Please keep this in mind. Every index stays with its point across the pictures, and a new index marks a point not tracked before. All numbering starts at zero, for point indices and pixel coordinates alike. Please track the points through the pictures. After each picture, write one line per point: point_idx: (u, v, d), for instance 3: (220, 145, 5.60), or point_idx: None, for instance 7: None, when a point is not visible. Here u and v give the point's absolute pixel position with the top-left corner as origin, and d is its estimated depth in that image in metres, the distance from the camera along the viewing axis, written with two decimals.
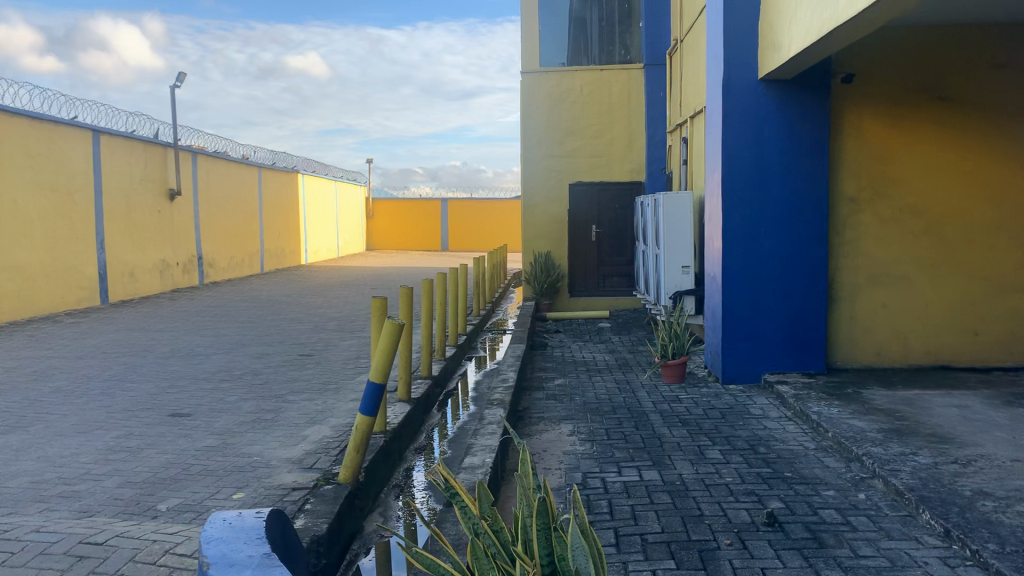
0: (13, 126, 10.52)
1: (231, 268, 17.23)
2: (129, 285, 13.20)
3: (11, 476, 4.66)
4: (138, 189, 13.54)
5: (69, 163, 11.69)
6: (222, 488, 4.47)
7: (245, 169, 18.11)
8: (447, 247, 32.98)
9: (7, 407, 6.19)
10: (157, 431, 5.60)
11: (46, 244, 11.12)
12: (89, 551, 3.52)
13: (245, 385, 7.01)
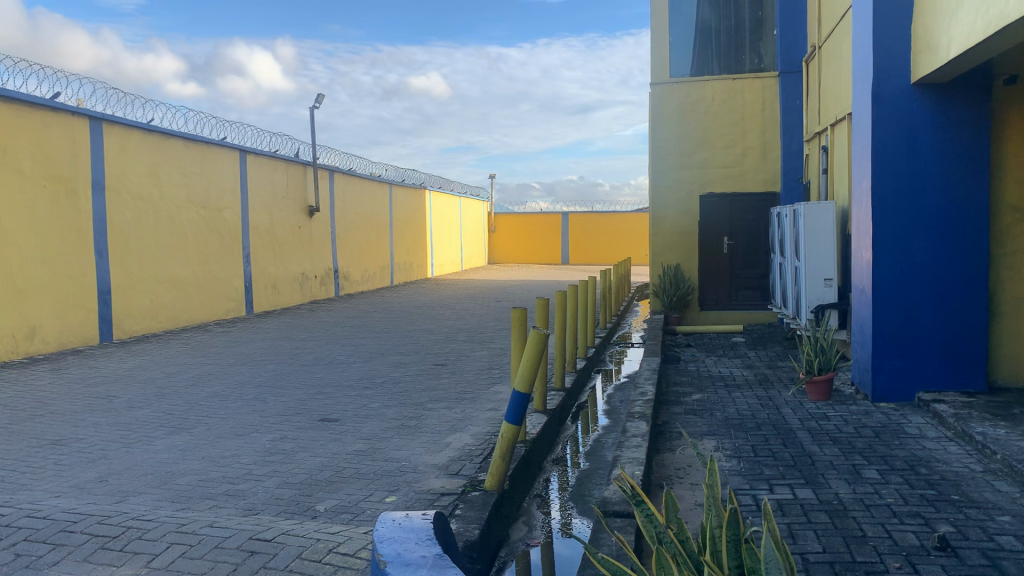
0: (170, 147, 11.26)
1: (363, 280, 17.84)
2: (271, 297, 13.88)
3: (181, 474, 4.98)
4: (280, 205, 14.23)
5: (219, 182, 12.41)
6: (374, 491, 4.62)
7: (377, 185, 18.73)
8: (568, 261, 33.03)
9: (172, 410, 6.63)
10: (309, 435, 5.85)
11: (197, 258, 11.84)
12: (259, 547, 3.71)
13: (387, 393, 7.23)
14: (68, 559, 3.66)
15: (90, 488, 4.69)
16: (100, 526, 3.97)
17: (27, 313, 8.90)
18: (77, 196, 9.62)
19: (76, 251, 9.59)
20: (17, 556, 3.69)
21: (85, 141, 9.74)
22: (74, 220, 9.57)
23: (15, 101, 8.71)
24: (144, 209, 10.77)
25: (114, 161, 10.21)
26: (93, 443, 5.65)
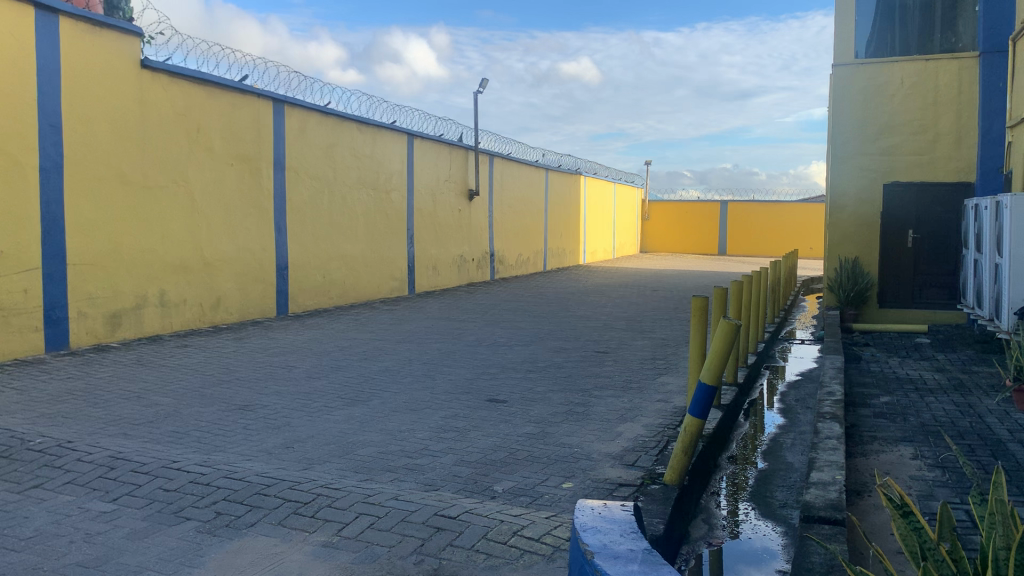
0: (345, 130, 11.66)
1: (518, 265, 17.97)
2: (432, 278, 14.19)
3: (361, 445, 5.09)
4: (443, 188, 14.49)
5: (388, 164, 12.75)
6: (551, 476, 4.53)
7: (534, 169, 18.78)
8: (724, 252, 32.08)
9: (347, 382, 6.83)
10: (479, 415, 5.86)
11: (366, 237, 12.23)
12: (445, 524, 3.70)
13: (552, 377, 7.16)
14: (264, 521, 3.79)
15: (278, 453, 4.87)
16: (291, 490, 4.09)
17: (214, 284, 9.45)
18: (260, 174, 10.11)
19: (258, 227, 10.09)
20: (217, 515, 3.86)
21: (270, 121, 10.21)
22: (256, 197, 10.06)
23: (209, 83, 9.24)
24: (320, 188, 11.20)
25: (294, 142, 10.65)
26: (278, 410, 5.89)
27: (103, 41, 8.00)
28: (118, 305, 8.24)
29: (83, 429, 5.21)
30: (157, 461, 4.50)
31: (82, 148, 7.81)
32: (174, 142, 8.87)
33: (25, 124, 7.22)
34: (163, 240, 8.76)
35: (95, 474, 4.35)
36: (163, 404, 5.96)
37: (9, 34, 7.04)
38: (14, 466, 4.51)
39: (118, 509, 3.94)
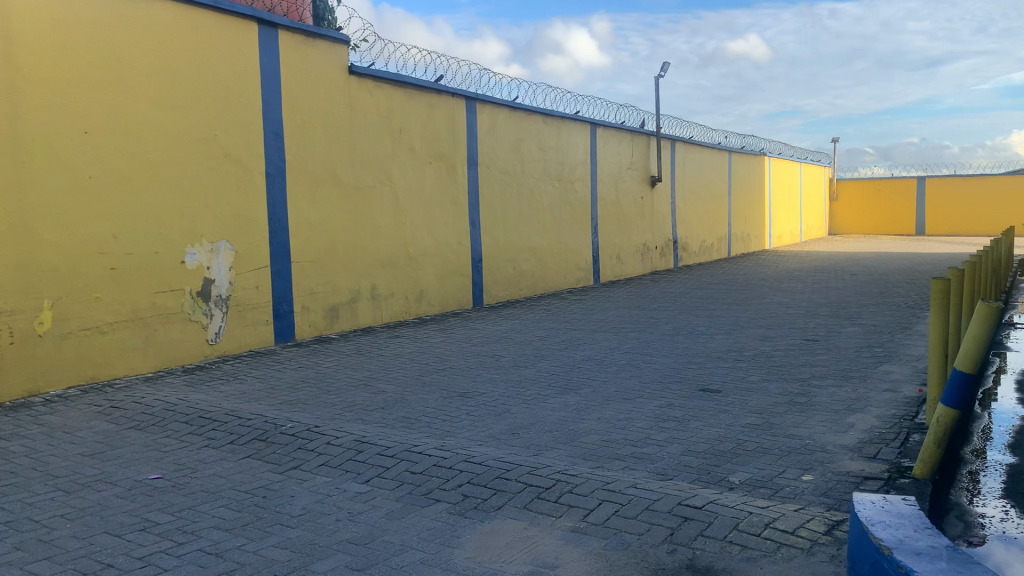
0: (531, 123, 11.82)
1: (701, 252, 17.62)
2: (616, 267, 14.16)
3: (584, 433, 5.14)
4: (625, 176, 14.39)
5: (572, 154, 12.82)
6: (788, 468, 4.39)
7: (716, 152, 18.29)
8: (922, 232, 30.04)
9: (555, 371, 6.93)
10: (696, 404, 5.77)
11: (553, 228, 12.36)
12: (692, 513, 3.66)
13: (763, 366, 6.93)
14: (510, 505, 3.91)
15: (506, 439, 5.01)
16: (532, 475, 4.18)
17: (417, 278, 9.87)
18: (455, 170, 10.44)
19: (455, 222, 10.43)
20: (465, 497, 4.02)
21: (463, 118, 10.53)
22: (453, 193, 10.40)
23: (408, 85, 9.64)
24: (509, 182, 11.43)
25: (485, 138, 10.93)
26: (496, 398, 6.05)
27: (316, 52, 8.52)
28: (335, 299, 8.80)
29: (323, 415, 5.59)
30: (399, 445, 4.74)
31: (300, 154, 8.40)
32: (380, 142, 9.31)
33: (253, 132, 7.91)
34: (372, 237, 9.24)
35: (345, 457, 4.65)
36: (388, 392, 6.28)
37: (236, 50, 7.71)
38: (273, 448, 4.90)
39: (372, 489, 4.19)
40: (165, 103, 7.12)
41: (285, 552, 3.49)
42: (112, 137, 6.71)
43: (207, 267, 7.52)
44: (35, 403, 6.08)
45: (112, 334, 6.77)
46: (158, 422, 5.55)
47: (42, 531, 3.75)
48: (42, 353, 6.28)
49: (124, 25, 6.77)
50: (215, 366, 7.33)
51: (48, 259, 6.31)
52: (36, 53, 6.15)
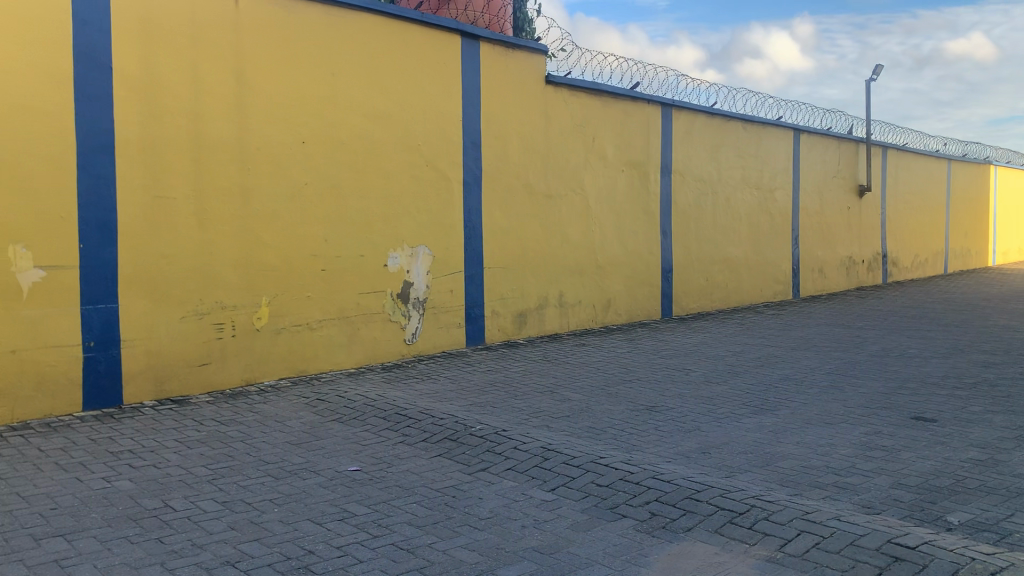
0: (729, 130, 11.46)
1: (914, 268, 16.37)
2: (817, 281, 13.42)
3: (780, 457, 4.87)
4: (829, 185, 13.63)
5: (772, 162, 12.29)
6: (1017, 512, 3.92)
7: (934, 160, 16.93)
8: None
9: (749, 389, 6.64)
10: (908, 433, 5.32)
11: (750, 239, 11.90)
12: (903, 553, 3.35)
13: (987, 396, 6.29)
14: (700, 528, 3.75)
15: (696, 457, 4.83)
16: (723, 498, 3.99)
17: (606, 286, 9.81)
18: (649, 179, 10.29)
19: (647, 231, 10.28)
20: (653, 515, 3.91)
21: (658, 125, 10.36)
22: (645, 201, 10.25)
23: (604, 93, 9.62)
24: (704, 190, 11.11)
25: (680, 145, 10.71)
26: (686, 413, 5.88)
27: (515, 61, 8.70)
28: (524, 305, 8.93)
29: (511, 419, 5.65)
30: (586, 455, 4.69)
31: (496, 162, 8.60)
32: (573, 150, 9.35)
33: (452, 141, 8.17)
34: (562, 245, 9.28)
35: (532, 463, 4.66)
36: (576, 400, 6.26)
37: (440, 63, 8.00)
38: (463, 449, 5.00)
39: (558, 499, 4.17)
40: (374, 114, 7.50)
41: (473, 554, 3.53)
42: (326, 146, 7.17)
43: (407, 271, 7.85)
44: (251, 392, 6.60)
45: (320, 330, 7.21)
46: (358, 417, 5.83)
47: (253, 513, 4.03)
48: (258, 346, 6.81)
49: (340, 41, 7.21)
50: (411, 365, 7.63)
51: (266, 259, 6.83)
52: (262, 70, 6.70)
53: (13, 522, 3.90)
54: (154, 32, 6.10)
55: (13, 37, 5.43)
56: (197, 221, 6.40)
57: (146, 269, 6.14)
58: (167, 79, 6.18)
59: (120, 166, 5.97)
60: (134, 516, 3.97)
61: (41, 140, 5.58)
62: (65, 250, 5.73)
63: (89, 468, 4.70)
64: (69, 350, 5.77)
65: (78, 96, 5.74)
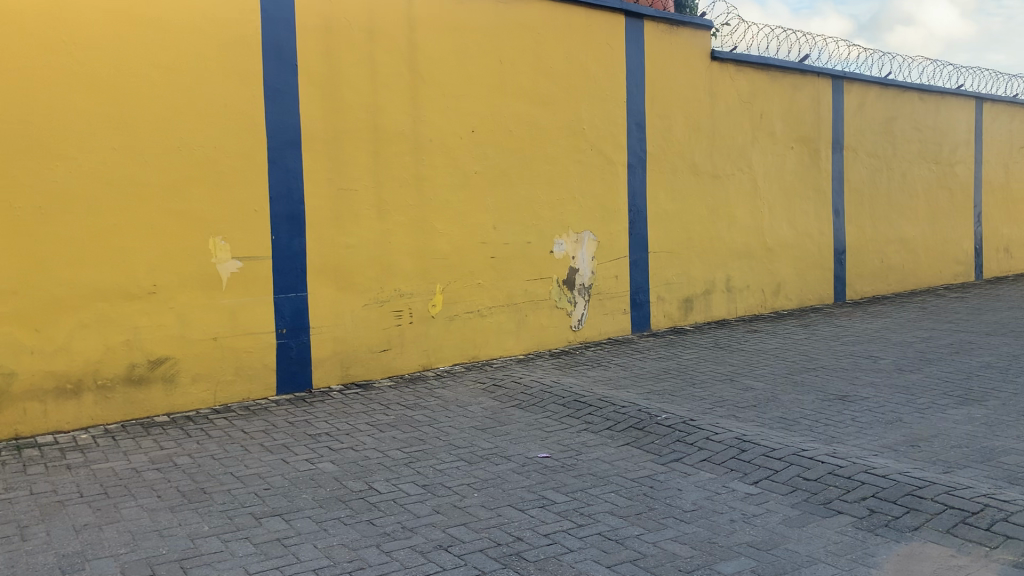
0: (905, 101, 10.76)
1: None
2: (1003, 261, 12.45)
3: (1002, 452, 4.48)
4: (1016, 156, 12.60)
5: (953, 134, 11.46)
6: None
7: None
8: None
9: (948, 377, 6.19)
10: None
11: (929, 217, 11.16)
12: None
13: None
14: (930, 527, 3.49)
15: (906, 451, 4.52)
16: (951, 496, 3.69)
17: (775, 270, 9.43)
18: (819, 155, 9.79)
19: (817, 211, 9.79)
20: (872, 512, 3.67)
21: (828, 99, 9.84)
22: (816, 180, 9.77)
23: (770, 68, 9.22)
24: (879, 166, 10.48)
25: (852, 119, 10.13)
26: (883, 403, 5.53)
27: (680, 40, 8.45)
28: (691, 290, 8.70)
29: (695, 408, 5.49)
30: (786, 447, 4.47)
31: (661, 143, 8.39)
32: (740, 129, 9.01)
33: (617, 123, 8.02)
34: (729, 227, 8.97)
35: (729, 454, 4.49)
36: (759, 388, 6.02)
37: (603, 45, 7.87)
38: (651, 438, 4.89)
39: (764, 492, 3.99)
40: (540, 99, 7.46)
41: (686, 547, 3.42)
42: (495, 134, 7.19)
43: (573, 256, 7.79)
44: (428, 377, 6.73)
45: (491, 317, 7.27)
46: (537, 403, 5.82)
47: (455, 497, 4.07)
48: (433, 332, 6.93)
49: (507, 28, 7.20)
50: (579, 351, 7.58)
51: (440, 247, 6.94)
52: (435, 60, 6.79)
53: (234, 500, 4.11)
54: (335, 28, 6.28)
55: (210, 41, 5.73)
56: (375, 212, 6.57)
57: (331, 258, 6.35)
58: (346, 74, 6.36)
59: (306, 160, 6.20)
60: (342, 498, 4.10)
61: (236, 138, 5.87)
62: (258, 241, 6.00)
63: (292, 450, 4.90)
64: (263, 337, 6.05)
65: (267, 94, 5.99)
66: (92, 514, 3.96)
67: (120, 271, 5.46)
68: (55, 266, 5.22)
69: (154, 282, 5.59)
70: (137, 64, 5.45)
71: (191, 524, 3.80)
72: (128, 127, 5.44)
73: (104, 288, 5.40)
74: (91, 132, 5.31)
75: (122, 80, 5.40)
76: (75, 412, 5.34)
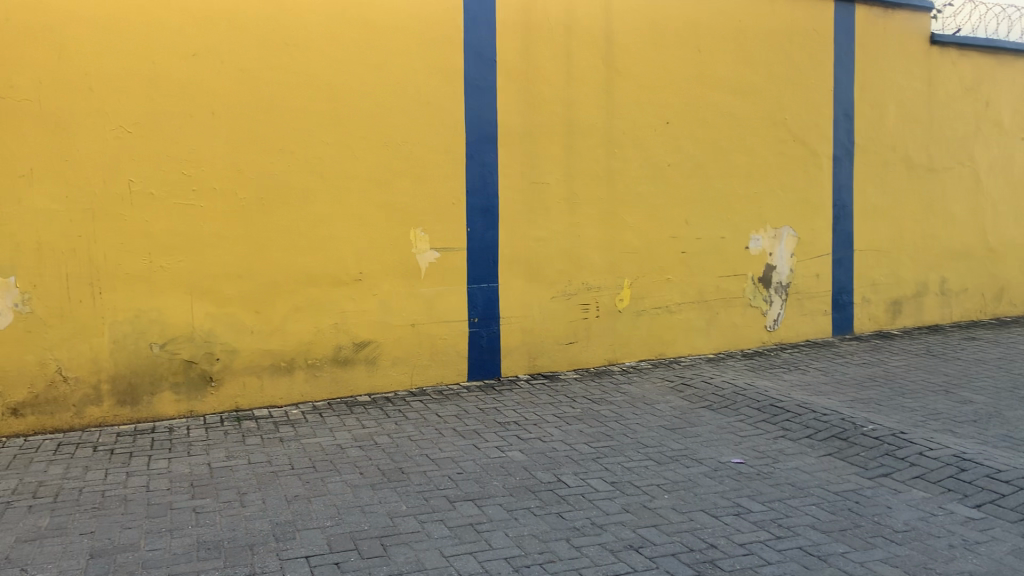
0: None
1: None
2: None
3: None
4: None
5: None
6: None
7: None
8: None
9: None
10: None
11: None
12: None
13: None
14: None
15: None
16: None
17: (998, 273, 8.61)
18: None
19: None
20: None
21: None
22: None
23: (1000, 50, 8.39)
24: None
25: None
26: None
27: (896, 22, 7.85)
28: (899, 292, 8.11)
29: (906, 420, 5.09)
30: (1015, 470, 4.05)
31: (871, 134, 7.86)
32: (962, 118, 8.27)
33: (822, 113, 7.59)
34: (945, 225, 8.27)
35: (947, 473, 4.13)
36: (980, 402, 5.50)
37: (810, 30, 7.46)
38: (856, 450, 4.59)
39: (988, 518, 3.63)
40: (739, 89, 7.18)
41: (898, 572, 3.17)
42: (691, 126, 7.00)
43: (769, 253, 7.46)
44: (615, 372, 6.69)
45: (680, 313, 7.11)
46: (730, 405, 5.62)
47: (645, 497, 4.00)
48: (620, 327, 6.87)
49: (706, 17, 6.98)
50: (774, 353, 7.27)
51: (630, 241, 6.85)
52: (632, 52, 6.71)
53: (428, 482, 4.25)
54: (534, 22, 6.34)
55: (415, 39, 5.94)
56: (567, 205, 6.58)
57: (522, 250, 6.44)
58: (544, 68, 6.40)
59: (502, 153, 6.31)
60: (532, 488, 4.14)
61: (437, 132, 6.07)
62: (454, 232, 6.18)
63: (483, 437, 5.01)
64: (456, 325, 6.24)
65: (468, 89, 6.15)
66: (302, 486, 4.23)
67: (330, 259, 5.80)
68: (274, 253, 5.62)
69: (359, 270, 5.89)
70: (349, 63, 5.75)
71: (390, 503, 3.97)
72: (339, 123, 5.75)
73: (315, 273, 5.76)
74: (307, 127, 5.66)
75: (335, 78, 5.72)
76: (287, 388, 5.75)
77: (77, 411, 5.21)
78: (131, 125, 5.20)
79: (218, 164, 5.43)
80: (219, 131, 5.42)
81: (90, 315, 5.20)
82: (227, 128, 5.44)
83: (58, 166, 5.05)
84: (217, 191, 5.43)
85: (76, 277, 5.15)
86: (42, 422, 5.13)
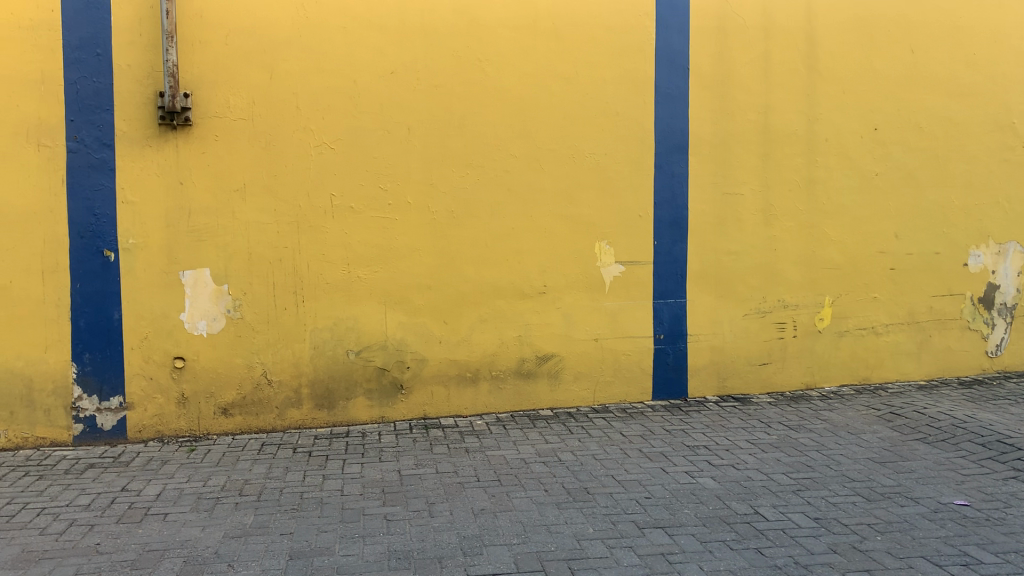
0: None
1: None
2: None
3: None
4: None
5: None
6: None
7: None
8: None
9: None
10: None
11: None
12: None
13: None
14: None
15: None
16: None
17: None
18: None
19: None
20: None
21: None
22: None
23: None
24: None
25: None
26: None
27: None
28: None
29: None
30: None
31: None
32: None
33: None
34: None
35: None
36: None
37: None
38: None
39: None
40: (960, 90, 6.54)
41: None
42: (902, 131, 6.45)
43: (992, 271, 6.74)
44: (812, 397, 6.25)
45: (887, 335, 6.56)
46: (948, 439, 5.08)
47: (854, 538, 3.65)
48: (819, 348, 6.43)
49: (922, 13, 6.42)
50: (997, 383, 6.54)
51: (832, 257, 6.40)
52: (837, 53, 6.27)
53: (616, 505, 4.10)
54: (730, 26, 6.07)
55: (606, 49, 5.84)
56: (763, 217, 6.24)
57: (713, 265, 6.16)
58: (740, 74, 6.11)
59: (693, 164, 6.08)
60: (727, 519, 3.89)
61: (626, 143, 5.93)
62: (641, 245, 6.01)
63: (672, 460, 4.80)
64: (642, 341, 6.06)
65: (658, 98, 5.97)
66: (488, 500, 4.20)
67: (516, 272, 5.79)
68: (462, 265, 5.69)
69: (545, 283, 5.85)
70: (540, 76, 5.74)
71: (577, 524, 3.85)
72: (528, 135, 5.75)
73: (502, 286, 5.78)
74: (497, 141, 5.69)
75: (525, 91, 5.71)
76: (472, 399, 5.79)
77: (279, 413, 5.49)
78: (333, 141, 5.43)
79: (412, 178, 5.56)
80: (414, 145, 5.55)
81: (293, 321, 5.46)
82: (421, 142, 5.56)
83: (268, 180, 5.35)
84: (410, 204, 5.57)
85: (281, 286, 5.43)
86: (249, 422, 5.45)
